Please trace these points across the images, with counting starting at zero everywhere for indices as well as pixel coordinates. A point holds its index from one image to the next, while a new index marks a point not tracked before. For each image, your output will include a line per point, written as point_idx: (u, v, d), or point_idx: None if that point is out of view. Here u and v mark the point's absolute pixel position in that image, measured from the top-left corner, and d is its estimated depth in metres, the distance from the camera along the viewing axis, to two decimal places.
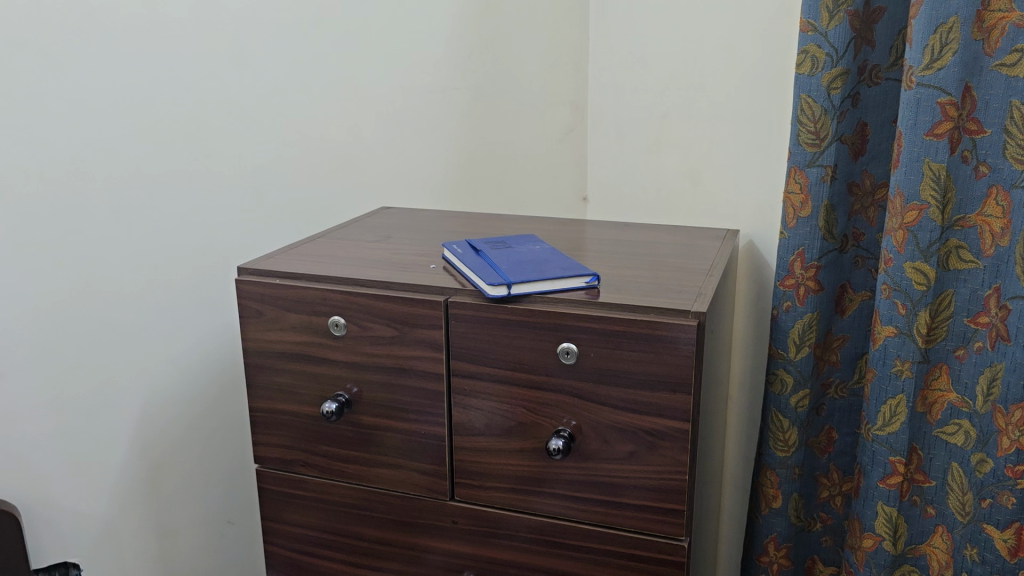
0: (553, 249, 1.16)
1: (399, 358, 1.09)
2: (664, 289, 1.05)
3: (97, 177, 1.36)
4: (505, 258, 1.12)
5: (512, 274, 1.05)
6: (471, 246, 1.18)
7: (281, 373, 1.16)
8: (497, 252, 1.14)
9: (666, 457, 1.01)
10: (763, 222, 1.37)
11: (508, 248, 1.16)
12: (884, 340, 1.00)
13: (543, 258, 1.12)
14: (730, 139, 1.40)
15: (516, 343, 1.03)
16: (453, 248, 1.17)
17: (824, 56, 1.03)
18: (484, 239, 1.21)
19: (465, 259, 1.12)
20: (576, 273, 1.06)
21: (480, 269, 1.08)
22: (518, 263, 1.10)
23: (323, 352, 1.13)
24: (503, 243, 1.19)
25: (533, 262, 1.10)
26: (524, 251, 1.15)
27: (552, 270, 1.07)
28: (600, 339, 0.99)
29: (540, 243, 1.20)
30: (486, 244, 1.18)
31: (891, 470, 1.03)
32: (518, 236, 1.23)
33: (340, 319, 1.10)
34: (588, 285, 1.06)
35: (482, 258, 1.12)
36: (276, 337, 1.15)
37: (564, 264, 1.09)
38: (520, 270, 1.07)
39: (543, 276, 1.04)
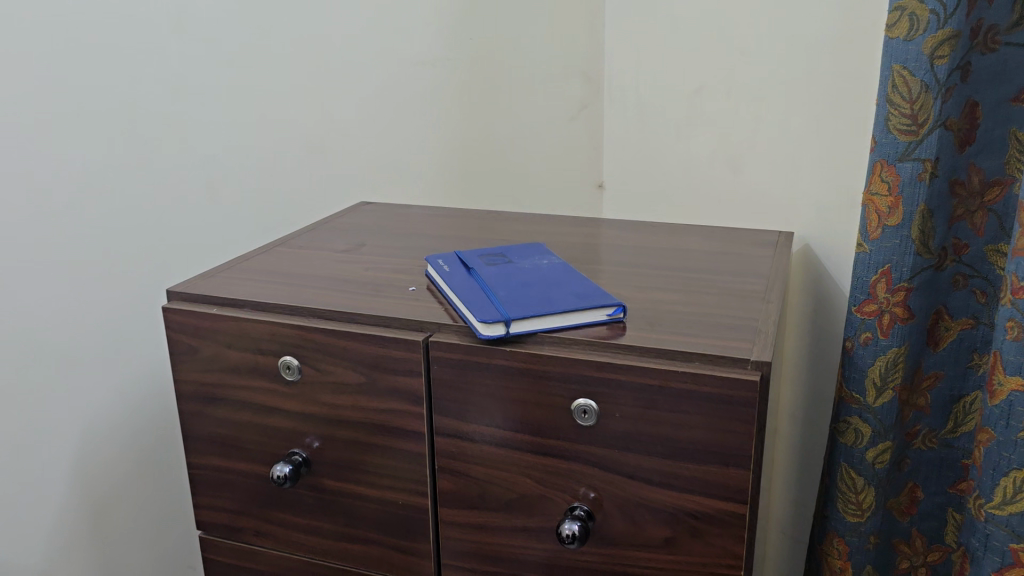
0: (566, 265, 0.91)
1: (368, 411, 0.85)
2: (709, 323, 0.81)
3: (15, 171, 1.11)
4: (504, 280, 0.87)
5: (514, 305, 0.81)
6: (462, 261, 0.93)
7: (223, 423, 0.92)
8: (494, 271, 0.90)
9: (713, 547, 0.77)
10: (825, 222, 1.12)
11: (509, 265, 0.92)
12: (1009, 394, 0.76)
13: (552, 278, 0.88)
14: (781, 118, 1.14)
15: (517, 396, 0.79)
16: (439, 263, 0.93)
17: (928, 14, 0.77)
18: (478, 249, 0.97)
19: (454, 282, 0.88)
20: (595, 302, 0.81)
21: (471, 296, 0.83)
22: (521, 288, 0.85)
23: (273, 400, 0.89)
24: (502, 256, 0.95)
25: (540, 286, 0.86)
26: (529, 268, 0.91)
27: (564, 297, 0.82)
28: (631, 395, 0.75)
29: (550, 255, 0.95)
30: (480, 259, 0.94)
31: (1011, 561, 0.78)
32: (520, 245, 0.99)
33: (293, 360, 0.86)
34: (611, 318, 0.81)
35: (474, 279, 0.88)
36: (215, 379, 0.91)
37: (580, 289, 0.85)
38: (523, 297, 0.83)
39: (553, 309, 0.79)
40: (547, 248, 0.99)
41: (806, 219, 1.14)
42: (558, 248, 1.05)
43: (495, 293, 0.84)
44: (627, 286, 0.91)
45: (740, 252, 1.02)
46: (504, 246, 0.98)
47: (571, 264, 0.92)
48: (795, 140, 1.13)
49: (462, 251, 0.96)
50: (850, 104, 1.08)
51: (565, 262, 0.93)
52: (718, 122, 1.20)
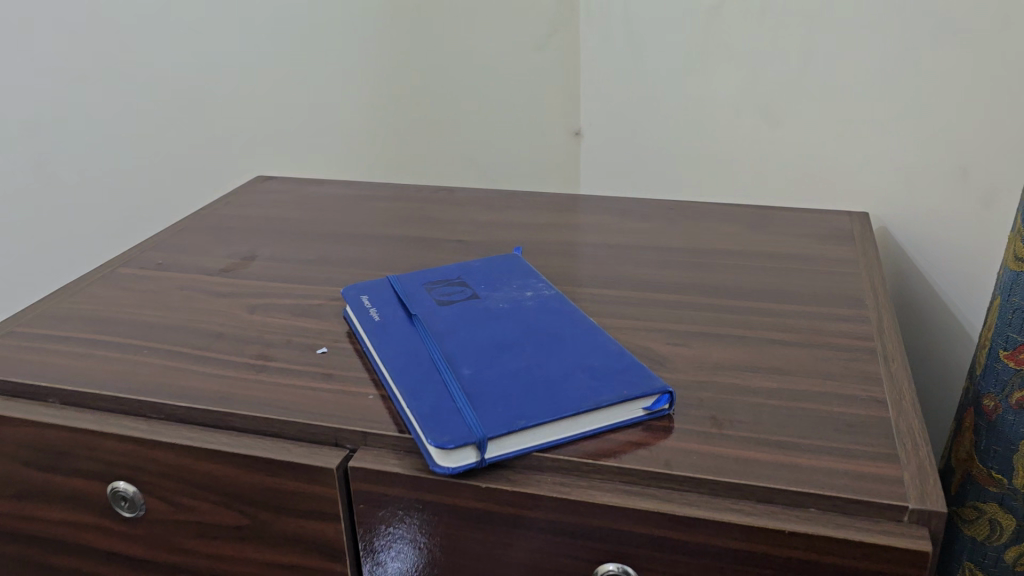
0: (563, 306, 0.59)
1: (256, 566, 0.53)
2: (808, 418, 0.49)
3: None
4: (469, 343, 0.54)
5: (490, 401, 0.48)
6: (401, 300, 0.60)
7: (33, 571, 0.59)
8: (451, 321, 0.57)
9: None
10: (909, 194, 0.81)
11: (474, 308, 0.59)
12: None
13: (545, 336, 0.55)
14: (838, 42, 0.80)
15: (500, 554, 0.48)
16: (365, 304, 0.60)
17: None
18: (425, 275, 0.64)
19: (387, 345, 0.54)
20: (623, 390, 0.49)
21: (418, 379, 0.51)
22: (497, 360, 0.52)
23: (106, 541, 0.56)
24: (461, 289, 0.62)
25: (528, 353, 0.53)
26: (505, 313, 0.58)
27: (572, 380, 0.50)
28: (696, 563, 0.44)
29: (534, 283, 0.63)
30: (427, 296, 0.61)
31: None
32: (488, 263, 0.66)
33: (129, 488, 0.53)
34: (650, 412, 0.50)
35: (420, 339, 0.55)
36: (11, 510, 0.57)
37: (593, 359, 0.52)
38: (504, 383, 0.50)
39: (556, 410, 0.47)
40: (528, 266, 0.66)
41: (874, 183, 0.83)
42: (535, 252, 0.73)
43: (455, 373, 0.51)
44: (656, 332, 0.59)
45: (802, 254, 0.70)
46: (463, 269, 0.65)
47: (569, 302, 0.60)
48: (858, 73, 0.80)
49: (402, 279, 0.63)
50: (944, 21, 0.75)
51: (560, 296, 0.61)
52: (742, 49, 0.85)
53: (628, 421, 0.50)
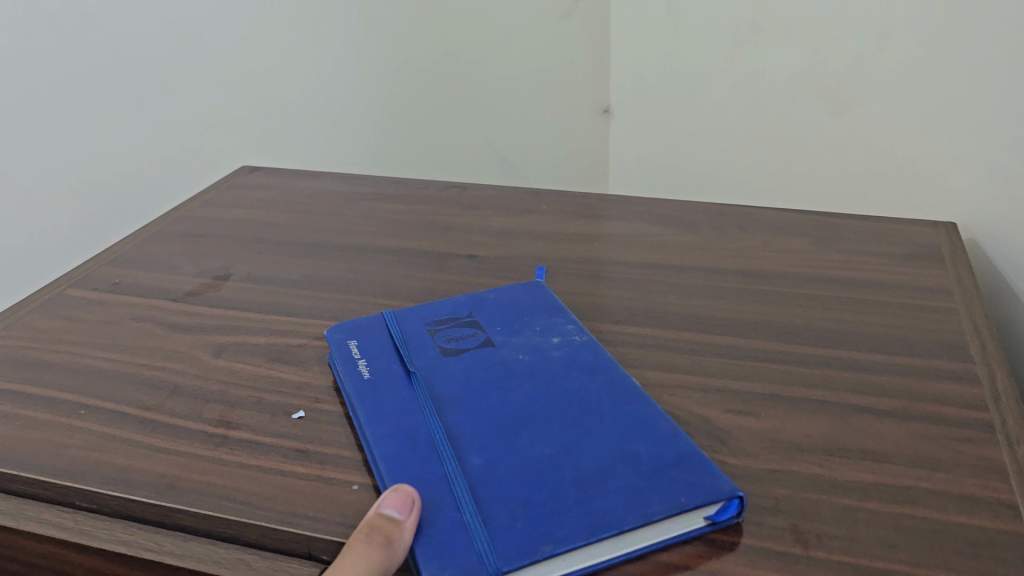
0: (597, 360, 0.48)
1: None
2: (919, 532, 0.38)
3: None
4: (479, 415, 0.43)
5: (507, 510, 0.37)
6: (397, 350, 0.49)
7: None
8: (458, 383, 0.46)
9: None
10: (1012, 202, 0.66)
11: (486, 364, 0.48)
12: None
13: (576, 405, 0.44)
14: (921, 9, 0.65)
15: None
16: (352, 355, 0.49)
17: None
18: (428, 315, 0.53)
19: (376, 417, 0.43)
20: (681, 494, 0.37)
21: (415, 473, 0.40)
22: (516, 442, 0.41)
23: None
24: (471, 335, 0.50)
25: (555, 431, 0.42)
26: (526, 371, 0.47)
27: (613, 476, 0.39)
28: None
29: (562, 326, 0.51)
30: (430, 345, 0.49)
31: None
32: (506, 298, 0.55)
33: None
34: (716, 518, 0.38)
35: (418, 408, 0.44)
36: None
37: (639, 443, 0.41)
38: (525, 479, 0.39)
39: (594, 526, 0.36)
40: (555, 300, 0.55)
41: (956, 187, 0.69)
42: (561, 273, 0.61)
43: (461, 463, 0.40)
44: (713, 392, 0.47)
45: (881, 280, 0.58)
46: (475, 307, 0.54)
47: (605, 354, 0.48)
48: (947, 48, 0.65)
49: (399, 321, 0.52)
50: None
51: (593, 344, 0.49)
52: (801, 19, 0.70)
53: (686, 531, 0.38)
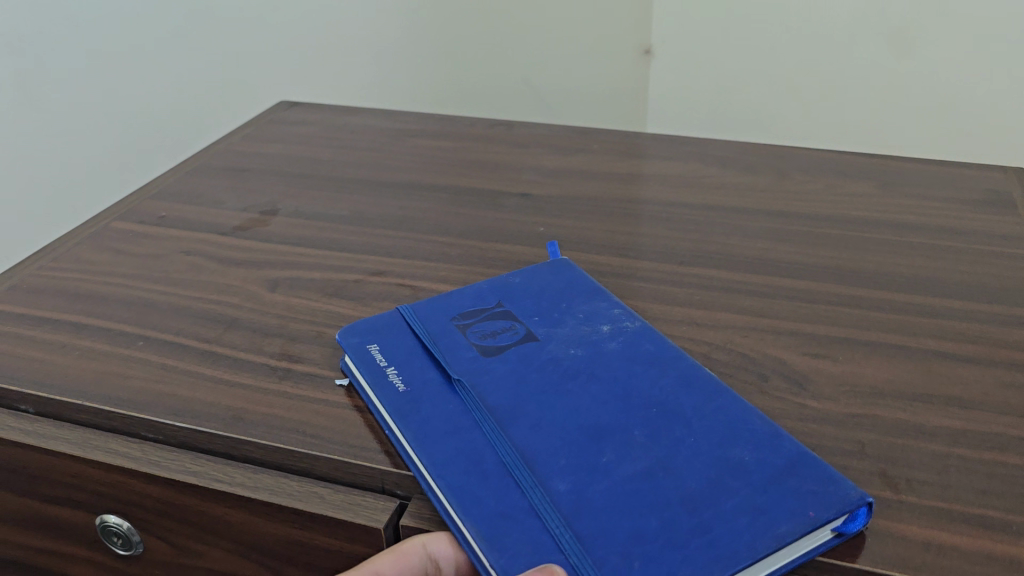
0: (658, 349, 0.43)
1: None
2: (1013, 479, 0.37)
3: None
4: (548, 431, 0.38)
5: (616, 547, 0.32)
6: (427, 353, 0.43)
7: None
8: (510, 390, 0.40)
9: None
10: None
11: (537, 362, 0.42)
12: None
13: (654, 407, 0.39)
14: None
15: None
16: (376, 361, 0.42)
17: None
18: (452, 308, 0.47)
19: (428, 438, 0.37)
20: (808, 507, 0.34)
21: (495, 507, 0.34)
22: (600, 460, 0.36)
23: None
24: (506, 329, 0.45)
25: (640, 441, 0.37)
26: (585, 368, 0.42)
27: (723, 497, 0.34)
28: None
29: (606, 312, 0.46)
30: (464, 344, 0.43)
31: None
32: (532, 283, 0.49)
33: (122, 522, 0.42)
34: (845, 528, 0.34)
35: (474, 426, 0.38)
36: None
37: (738, 449, 0.37)
38: (623, 506, 0.34)
39: (722, 558, 0.31)
40: (589, 281, 0.49)
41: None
42: (619, 212, 0.59)
43: (546, 492, 0.35)
44: (788, 336, 0.46)
45: (952, 225, 0.57)
46: (502, 295, 0.48)
47: (665, 340, 0.44)
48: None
49: (421, 317, 0.45)
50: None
51: (648, 330, 0.45)
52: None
53: (813, 547, 0.34)
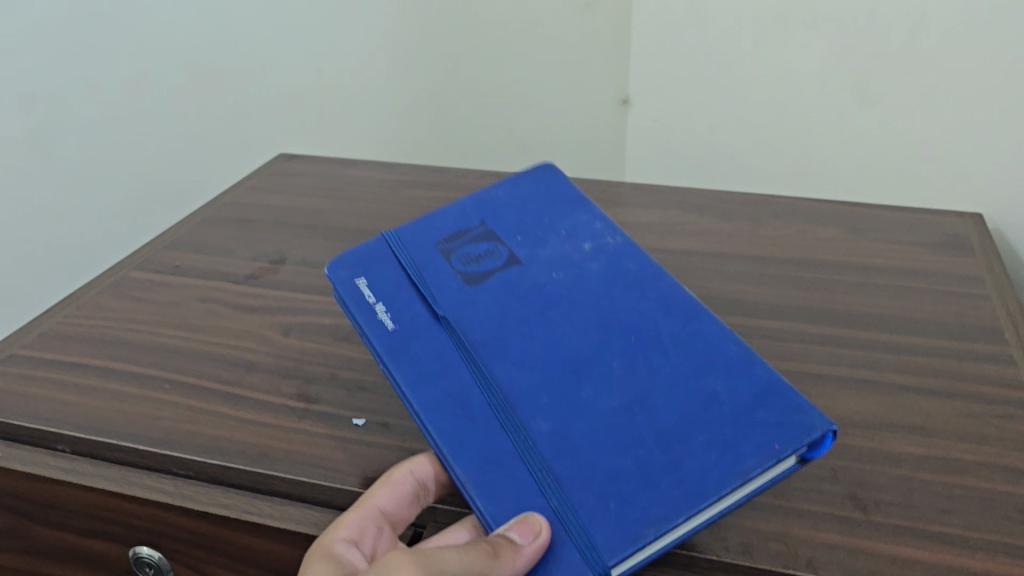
0: (635, 268, 0.49)
1: None
2: (969, 500, 0.41)
3: None
4: (531, 366, 0.44)
5: (596, 486, 0.39)
6: (415, 285, 0.49)
7: None
8: (492, 321, 0.46)
9: None
10: None
11: (520, 291, 0.48)
12: None
13: (631, 336, 0.45)
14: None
15: None
16: (365, 298, 0.48)
17: None
18: (437, 234, 0.52)
19: (420, 381, 0.43)
20: (774, 441, 0.39)
21: (485, 453, 0.40)
22: (581, 395, 0.42)
23: None
24: (491, 252, 0.51)
25: (617, 372, 0.43)
26: (566, 293, 0.48)
27: (690, 430, 0.40)
28: None
29: (587, 228, 0.52)
30: (451, 272, 0.50)
31: None
32: (513, 200, 0.55)
33: (154, 553, 0.46)
34: (811, 455, 0.40)
35: (462, 364, 0.44)
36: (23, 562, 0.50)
37: (710, 377, 0.43)
38: (601, 446, 0.40)
39: (689, 496, 0.37)
40: (573, 195, 0.55)
41: (968, 169, 0.73)
42: None
43: (530, 432, 0.41)
44: None
45: (914, 268, 0.61)
46: (484, 216, 0.53)
47: (640, 258, 0.50)
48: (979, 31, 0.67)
49: (406, 245, 0.51)
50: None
51: (624, 247, 0.51)
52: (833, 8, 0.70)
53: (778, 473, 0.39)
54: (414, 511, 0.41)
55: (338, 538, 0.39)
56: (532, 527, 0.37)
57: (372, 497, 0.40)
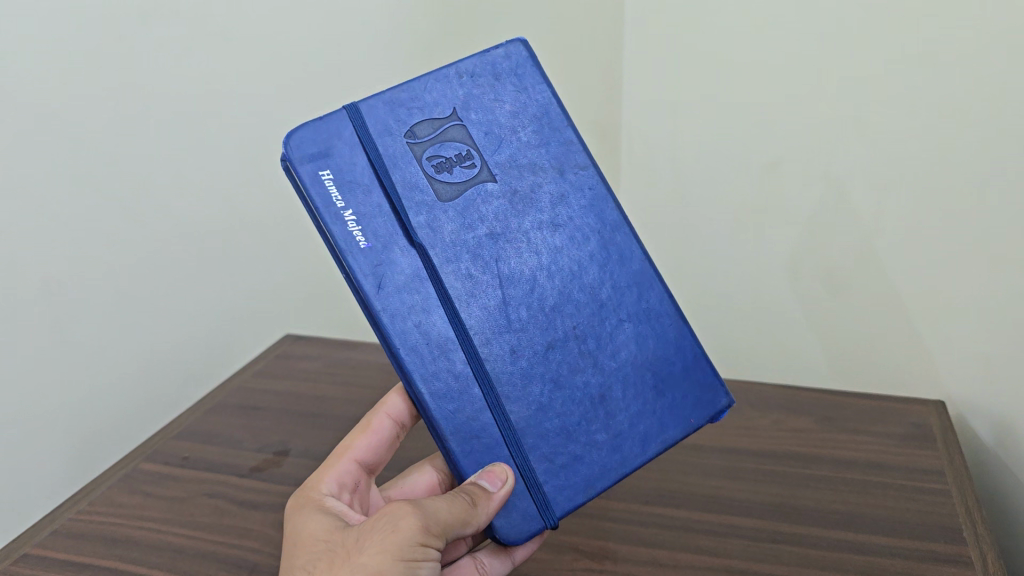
0: (601, 215, 0.54)
1: None
2: None
3: None
4: (499, 309, 0.50)
5: (550, 443, 0.49)
6: (384, 190, 0.51)
7: None
8: (464, 256, 0.51)
9: None
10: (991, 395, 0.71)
11: (491, 218, 0.52)
12: None
13: (590, 296, 0.52)
14: (912, 204, 0.74)
15: None
16: (330, 198, 0.49)
17: None
18: (401, 113, 0.52)
19: (397, 316, 0.49)
20: (688, 415, 0.52)
21: (460, 403, 0.48)
22: (545, 350, 0.51)
23: None
24: (465, 155, 0.52)
25: (575, 330, 0.52)
26: (533, 229, 0.52)
27: (625, 394, 0.51)
28: None
29: (561, 143, 0.54)
30: (419, 179, 0.51)
31: None
32: (485, 72, 0.54)
33: None
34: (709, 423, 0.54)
35: (434, 302, 0.50)
36: None
37: (649, 345, 0.53)
38: (555, 404, 0.50)
39: (622, 463, 0.50)
40: (541, 81, 0.55)
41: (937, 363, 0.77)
42: None
43: (499, 385, 0.49)
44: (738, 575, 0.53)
45: (883, 461, 0.65)
46: (457, 99, 0.53)
47: (607, 198, 0.54)
48: (929, 240, 0.74)
49: (375, 136, 0.51)
50: (982, 177, 0.68)
51: (597, 181, 0.54)
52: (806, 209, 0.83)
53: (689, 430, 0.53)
54: (386, 452, 0.58)
55: (326, 491, 0.51)
56: (498, 476, 0.47)
57: (349, 451, 0.55)
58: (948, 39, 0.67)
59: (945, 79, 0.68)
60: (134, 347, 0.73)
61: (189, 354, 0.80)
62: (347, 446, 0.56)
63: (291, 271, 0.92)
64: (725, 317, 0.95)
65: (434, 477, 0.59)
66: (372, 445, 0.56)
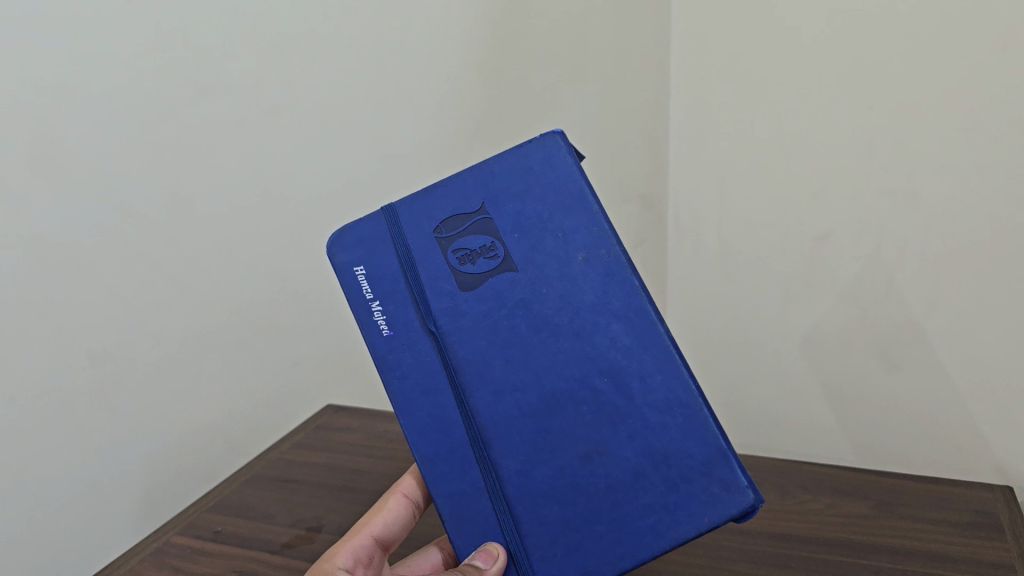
0: (624, 301, 0.50)
1: None
2: None
3: None
4: (509, 399, 0.51)
5: (547, 533, 0.50)
6: (411, 281, 0.54)
7: None
8: (478, 347, 0.52)
9: None
10: None
11: (508, 307, 0.52)
12: None
13: (604, 384, 0.50)
14: (975, 277, 0.71)
15: None
16: (361, 291, 0.55)
17: None
18: (434, 207, 0.55)
19: (412, 401, 0.53)
20: (704, 513, 0.48)
21: (460, 486, 0.52)
22: (551, 440, 0.51)
23: None
24: (488, 248, 0.53)
25: (587, 421, 0.50)
26: (551, 318, 0.51)
27: (629, 485, 0.49)
28: None
29: (586, 229, 0.51)
30: (444, 271, 0.54)
31: None
32: (517, 165, 0.54)
33: None
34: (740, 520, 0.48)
35: (447, 390, 0.53)
36: None
37: (663, 439, 0.49)
38: (556, 494, 0.50)
39: (621, 555, 0.49)
40: (576, 168, 0.52)
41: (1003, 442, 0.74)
42: None
43: (501, 473, 0.51)
44: None
45: (939, 549, 0.61)
46: (489, 190, 0.53)
47: (633, 282, 0.50)
48: (987, 314, 0.71)
49: (405, 231, 0.55)
50: None
51: (623, 264, 0.51)
52: (857, 281, 0.80)
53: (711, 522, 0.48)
54: (403, 532, 0.56)
55: (338, 567, 0.51)
56: (492, 554, 0.50)
57: (366, 527, 0.54)
58: (1002, 109, 0.66)
59: (1003, 151, 0.67)
60: (185, 419, 0.72)
61: (235, 426, 0.79)
62: (363, 523, 0.55)
63: (334, 340, 0.91)
64: (778, 394, 0.92)
65: (439, 557, 0.59)
66: (389, 523, 0.55)
